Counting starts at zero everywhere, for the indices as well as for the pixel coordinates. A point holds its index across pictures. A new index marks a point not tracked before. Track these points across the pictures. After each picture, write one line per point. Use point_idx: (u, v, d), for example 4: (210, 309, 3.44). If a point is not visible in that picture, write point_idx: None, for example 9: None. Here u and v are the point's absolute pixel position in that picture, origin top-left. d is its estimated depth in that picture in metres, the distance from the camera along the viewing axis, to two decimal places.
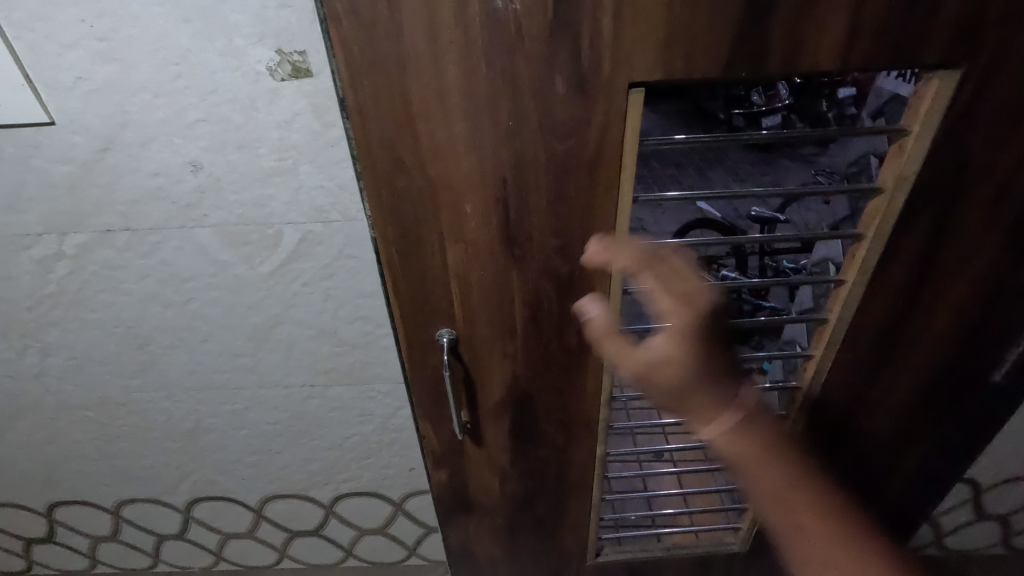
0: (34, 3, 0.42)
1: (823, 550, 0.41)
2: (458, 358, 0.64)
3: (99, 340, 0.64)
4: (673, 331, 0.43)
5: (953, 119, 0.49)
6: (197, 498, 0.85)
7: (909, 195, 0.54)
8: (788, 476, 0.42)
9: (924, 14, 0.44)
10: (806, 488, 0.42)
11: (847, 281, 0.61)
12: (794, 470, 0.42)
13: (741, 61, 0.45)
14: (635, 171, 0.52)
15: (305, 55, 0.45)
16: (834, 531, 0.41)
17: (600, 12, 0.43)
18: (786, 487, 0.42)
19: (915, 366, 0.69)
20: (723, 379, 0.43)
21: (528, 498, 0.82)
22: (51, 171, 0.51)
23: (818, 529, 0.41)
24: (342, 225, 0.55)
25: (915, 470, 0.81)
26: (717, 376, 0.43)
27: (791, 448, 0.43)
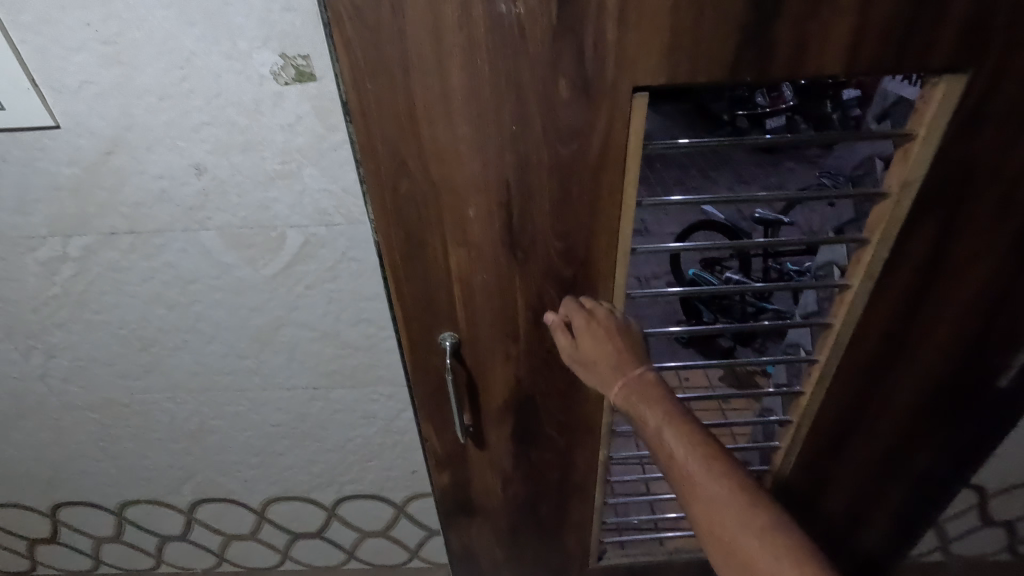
0: (40, 7, 0.42)
1: (695, 473, 0.46)
2: (460, 361, 0.64)
3: (103, 341, 0.65)
4: (582, 325, 0.56)
5: (960, 122, 0.49)
6: (200, 499, 0.85)
7: (915, 200, 0.54)
8: (668, 416, 0.49)
9: (932, 16, 0.43)
10: (686, 427, 0.48)
11: (852, 285, 0.61)
12: (674, 413, 0.49)
13: (746, 64, 0.45)
14: (638, 174, 0.51)
15: (309, 59, 0.45)
16: (707, 458, 0.46)
17: (604, 16, 0.43)
18: (665, 424, 0.49)
19: (921, 371, 0.68)
20: (620, 358, 0.54)
21: (531, 501, 0.82)
22: (57, 173, 0.51)
23: (693, 456, 0.47)
24: (345, 228, 0.55)
25: (920, 475, 0.80)
26: (614, 355, 0.54)
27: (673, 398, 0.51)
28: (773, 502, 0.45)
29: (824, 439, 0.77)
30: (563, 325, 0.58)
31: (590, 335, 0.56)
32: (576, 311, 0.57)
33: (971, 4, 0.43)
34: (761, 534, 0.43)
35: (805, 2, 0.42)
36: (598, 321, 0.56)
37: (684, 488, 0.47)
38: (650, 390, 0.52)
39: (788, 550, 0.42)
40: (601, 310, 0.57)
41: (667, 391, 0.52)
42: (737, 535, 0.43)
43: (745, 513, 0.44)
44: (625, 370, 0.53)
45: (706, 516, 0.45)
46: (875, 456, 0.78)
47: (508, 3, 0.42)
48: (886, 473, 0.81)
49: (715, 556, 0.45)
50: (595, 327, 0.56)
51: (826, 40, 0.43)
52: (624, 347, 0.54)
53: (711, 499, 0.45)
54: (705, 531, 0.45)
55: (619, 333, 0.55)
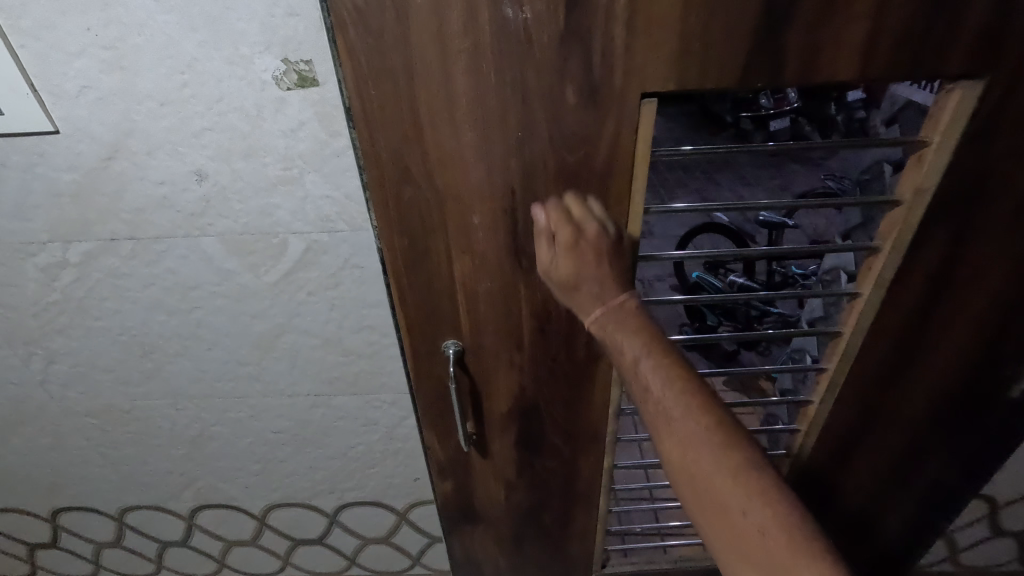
0: (38, 11, 0.42)
1: (673, 411, 0.42)
2: (464, 368, 0.64)
3: (103, 347, 0.64)
4: (566, 242, 0.48)
5: (975, 129, 0.48)
6: (201, 505, 0.84)
7: (928, 208, 0.53)
8: (648, 348, 0.44)
9: (949, 22, 0.42)
10: (665, 361, 0.44)
11: (863, 294, 0.60)
12: (654, 348, 0.44)
13: (756, 71, 0.44)
14: (646, 181, 0.50)
15: (311, 64, 0.44)
16: (685, 395, 0.42)
17: (613, 22, 0.42)
18: (643, 357, 0.44)
19: (931, 381, 0.67)
20: (604, 284, 0.47)
21: (535, 509, 0.81)
22: (57, 179, 0.51)
23: (671, 391, 0.43)
24: (348, 235, 0.54)
25: (929, 484, 0.79)
26: (599, 280, 0.47)
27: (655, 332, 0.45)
28: (748, 440, 0.42)
29: (832, 447, 0.76)
30: (545, 235, 0.50)
31: (573, 256, 0.48)
32: (561, 223, 0.49)
33: (987, 11, 0.42)
34: (734, 475, 0.40)
35: (819, 6, 0.41)
36: (587, 240, 0.49)
37: (657, 426, 0.43)
38: (632, 319, 0.46)
39: (760, 489, 0.40)
40: (591, 227, 0.49)
41: (648, 318, 0.47)
42: (710, 475, 0.41)
43: (721, 453, 0.41)
44: (607, 299, 0.47)
45: (680, 455, 0.42)
46: (884, 465, 0.77)
47: (515, 7, 0.41)
48: (895, 482, 0.80)
49: (683, 493, 0.43)
50: (582, 248, 0.48)
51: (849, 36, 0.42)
52: (611, 273, 0.48)
53: (687, 439, 0.41)
54: (677, 470, 0.42)
55: (607, 256, 0.49)
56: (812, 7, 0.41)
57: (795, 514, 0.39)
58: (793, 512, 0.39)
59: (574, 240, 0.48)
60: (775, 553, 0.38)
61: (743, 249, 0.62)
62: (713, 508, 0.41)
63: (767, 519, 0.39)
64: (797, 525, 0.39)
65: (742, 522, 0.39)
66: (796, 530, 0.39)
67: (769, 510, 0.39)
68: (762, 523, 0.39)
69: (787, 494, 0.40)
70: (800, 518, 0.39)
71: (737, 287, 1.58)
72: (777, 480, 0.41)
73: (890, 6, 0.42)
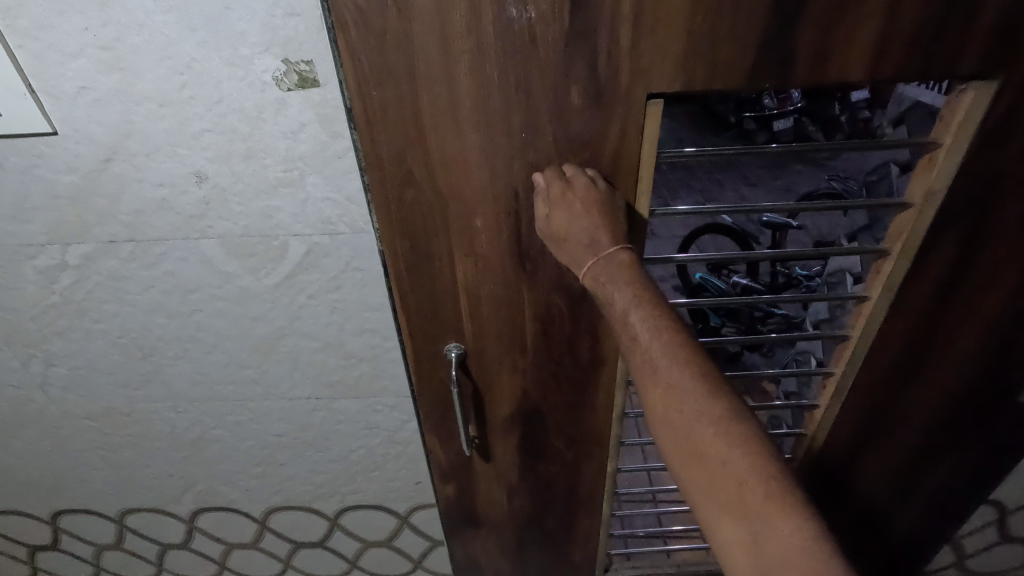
0: (35, 11, 0.41)
1: (660, 360, 0.42)
2: (466, 372, 0.63)
3: (103, 350, 0.63)
4: (556, 197, 0.47)
5: (987, 131, 0.47)
6: (201, 508, 0.84)
7: (939, 210, 0.52)
8: (639, 299, 0.44)
9: (962, 21, 0.42)
10: (655, 311, 0.44)
11: (871, 297, 0.59)
12: (644, 299, 0.44)
13: (764, 72, 0.44)
14: (651, 183, 0.50)
15: (312, 65, 0.43)
16: (674, 345, 0.42)
17: (619, 22, 0.41)
18: (633, 308, 0.44)
19: (940, 384, 0.66)
20: (595, 236, 0.46)
21: (537, 512, 0.80)
22: (55, 180, 0.50)
23: (658, 341, 0.43)
24: (349, 238, 0.53)
25: (937, 488, 0.78)
26: (590, 233, 0.46)
27: (648, 284, 0.45)
28: (735, 395, 0.42)
29: (838, 451, 0.75)
30: (539, 194, 0.48)
31: (564, 209, 0.46)
32: (554, 180, 0.47)
33: (1002, 11, 0.41)
34: (717, 425, 0.40)
35: (829, 5, 0.40)
36: (576, 194, 0.46)
37: (643, 374, 0.43)
38: (623, 271, 0.45)
39: (741, 440, 0.40)
40: (581, 181, 0.47)
41: (641, 272, 0.46)
42: (692, 423, 0.41)
43: (704, 403, 0.41)
44: (598, 249, 0.46)
45: (663, 403, 0.42)
46: (890, 468, 0.77)
47: (519, 7, 0.40)
48: (901, 485, 0.79)
49: (664, 441, 0.43)
50: (572, 201, 0.46)
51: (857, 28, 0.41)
52: (603, 225, 0.46)
53: (672, 387, 0.42)
54: (661, 418, 0.42)
55: (598, 209, 0.47)
56: (822, 7, 0.41)
57: (773, 466, 0.39)
58: (772, 465, 0.39)
59: (564, 194, 0.46)
60: (748, 499, 0.38)
61: (748, 252, 0.61)
62: (691, 455, 0.41)
63: (746, 468, 0.39)
64: (775, 476, 0.39)
65: (721, 470, 0.39)
66: (774, 481, 0.38)
67: (749, 460, 0.39)
68: (740, 471, 0.39)
69: (768, 447, 0.40)
70: (780, 472, 0.39)
71: (740, 288, 1.58)
72: (762, 436, 0.40)
73: (902, 5, 0.41)
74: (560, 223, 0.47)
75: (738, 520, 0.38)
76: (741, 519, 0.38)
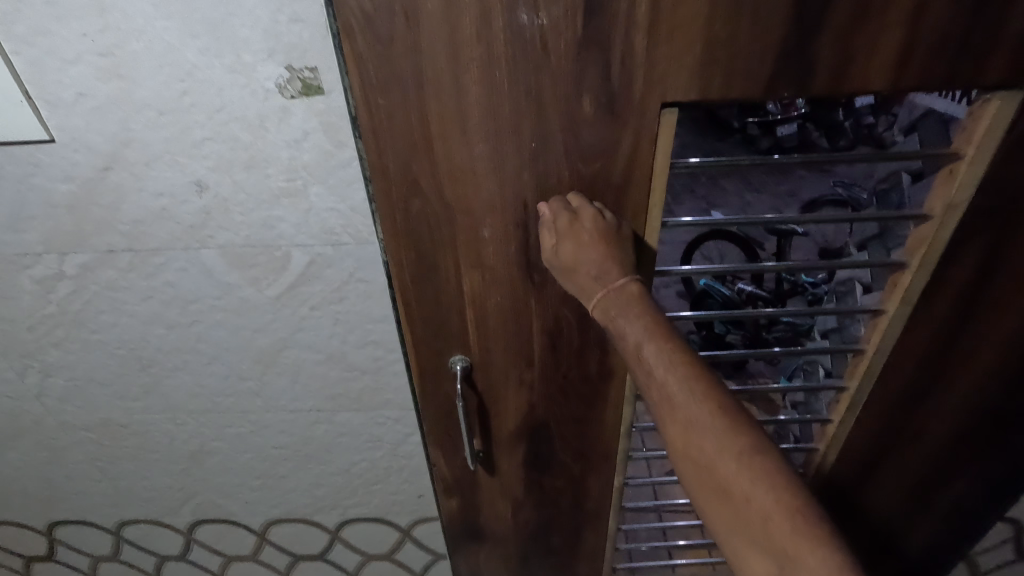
0: (34, 16, 0.40)
1: (676, 395, 0.41)
2: (471, 385, 0.62)
3: (100, 361, 0.62)
4: (565, 229, 0.46)
5: (1013, 141, 0.46)
6: (200, 520, 0.82)
7: (960, 223, 0.50)
8: (651, 332, 0.43)
9: (988, 31, 0.40)
10: (669, 345, 0.43)
11: (888, 311, 0.57)
12: (659, 334, 0.43)
13: (782, 82, 0.42)
14: (664, 195, 0.48)
15: (316, 72, 0.42)
16: (691, 380, 0.41)
17: (634, 28, 0.40)
18: (646, 342, 0.43)
19: (957, 401, 0.64)
20: (604, 268, 0.46)
21: (543, 527, 0.79)
22: (52, 189, 0.49)
23: (674, 375, 0.41)
24: (353, 248, 0.52)
25: (952, 507, 0.76)
26: (600, 263, 0.46)
27: (661, 320, 0.44)
28: (754, 425, 0.41)
29: (851, 468, 0.73)
30: (545, 223, 0.47)
31: (573, 242, 0.46)
32: (560, 210, 0.46)
33: None
34: (738, 458, 0.39)
35: (851, 12, 0.39)
36: (585, 227, 0.46)
37: (661, 408, 0.42)
38: (634, 304, 0.45)
39: (765, 475, 0.38)
40: (589, 212, 0.46)
41: (650, 302, 0.46)
42: (713, 459, 0.40)
43: (724, 437, 0.40)
44: (608, 281, 0.46)
45: (682, 438, 0.41)
46: (904, 484, 0.75)
47: (530, 13, 0.39)
48: (915, 504, 0.77)
49: (686, 475, 0.42)
50: (582, 235, 0.46)
51: (871, 42, 0.40)
52: (612, 259, 0.46)
53: (690, 422, 0.41)
54: (682, 454, 0.41)
55: (607, 243, 0.46)
56: (844, 15, 0.39)
57: (798, 499, 0.38)
58: (798, 496, 0.38)
59: (573, 225, 0.46)
60: (776, 534, 0.37)
61: (757, 264, 0.60)
62: (714, 491, 0.40)
63: (771, 504, 0.38)
64: (802, 510, 0.37)
65: (745, 505, 0.38)
66: (801, 516, 0.37)
67: (774, 495, 0.38)
68: (765, 507, 0.38)
69: (793, 481, 0.39)
70: (806, 505, 0.38)
71: (745, 294, 1.55)
72: (787, 469, 0.39)
73: (928, 12, 0.39)
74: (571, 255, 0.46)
75: (764, 554, 0.38)
76: (768, 553, 0.38)
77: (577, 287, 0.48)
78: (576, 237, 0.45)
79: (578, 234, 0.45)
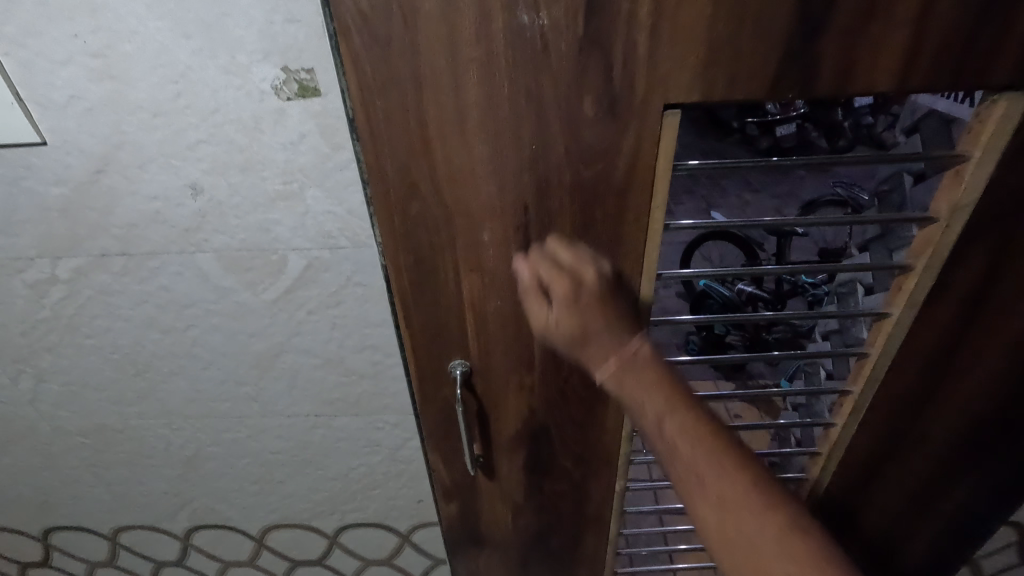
0: (24, 16, 0.39)
1: (706, 473, 0.40)
2: (471, 389, 0.61)
3: (95, 366, 0.61)
4: (563, 296, 0.47)
5: (1019, 143, 0.45)
6: (197, 525, 0.81)
7: (966, 225, 0.50)
8: (671, 405, 0.43)
9: (996, 32, 0.40)
10: (691, 417, 0.42)
11: (892, 314, 0.57)
12: (680, 406, 0.42)
13: (785, 85, 0.42)
14: (667, 198, 0.47)
15: (313, 73, 0.41)
16: (718, 454, 0.41)
17: (636, 29, 0.39)
18: (667, 417, 0.42)
19: (961, 405, 0.64)
20: (610, 333, 0.46)
21: (544, 533, 0.78)
22: (44, 192, 0.48)
23: (702, 451, 0.41)
24: (351, 252, 0.51)
25: (956, 512, 0.76)
26: (603, 329, 0.46)
27: (682, 389, 0.44)
28: (793, 502, 0.40)
29: (854, 472, 0.73)
30: (535, 287, 0.49)
31: (572, 307, 0.46)
32: (546, 267, 0.48)
33: None
34: (781, 538, 0.38)
35: (856, 12, 0.38)
36: (585, 291, 0.47)
37: (688, 486, 0.41)
38: (643, 371, 0.45)
39: (814, 559, 0.37)
40: (585, 274, 0.48)
41: (661, 366, 0.45)
42: (756, 542, 0.38)
43: (762, 517, 0.39)
44: (617, 347, 0.46)
45: (717, 520, 0.40)
46: (908, 490, 0.74)
47: (531, 13, 0.38)
48: (919, 509, 0.76)
49: (725, 560, 0.40)
50: (581, 300, 0.46)
51: (875, 43, 0.40)
52: (612, 322, 0.46)
53: (722, 501, 0.40)
54: (718, 537, 0.40)
55: (607, 305, 0.47)
56: (850, 16, 0.39)
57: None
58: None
59: (572, 291, 0.47)
60: None
61: (759, 266, 0.59)
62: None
63: None
64: None
65: None
66: None
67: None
68: None
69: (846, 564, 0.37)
70: None
71: (745, 295, 1.55)
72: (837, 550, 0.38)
73: (934, 11, 0.39)
74: (574, 323, 0.46)
75: None
76: None
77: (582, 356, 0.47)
78: (573, 304, 0.46)
79: (576, 299, 0.46)
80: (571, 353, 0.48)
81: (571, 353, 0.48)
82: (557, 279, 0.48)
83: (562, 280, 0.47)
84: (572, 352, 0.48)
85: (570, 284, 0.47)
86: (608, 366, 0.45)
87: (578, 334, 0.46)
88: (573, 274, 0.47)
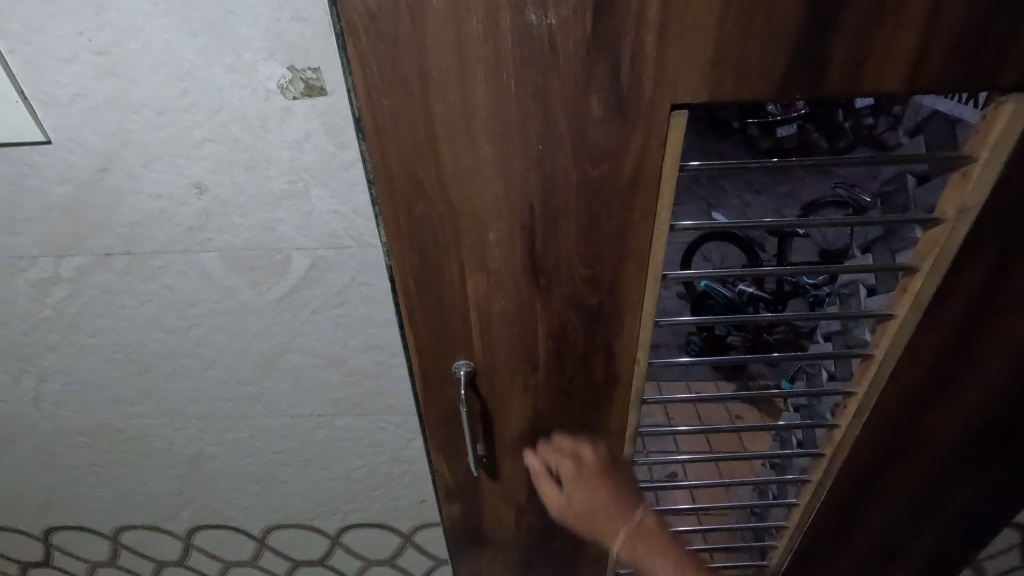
0: (29, 14, 0.39)
1: None
2: (474, 390, 0.61)
3: (98, 365, 0.61)
4: (570, 473, 0.62)
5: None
6: (198, 525, 0.81)
7: (973, 227, 0.50)
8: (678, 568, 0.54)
9: (1005, 33, 0.40)
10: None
11: (898, 315, 0.56)
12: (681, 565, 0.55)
13: (794, 85, 0.42)
14: (673, 198, 0.47)
15: (319, 72, 0.41)
16: None
17: (644, 29, 0.39)
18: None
19: (965, 407, 0.64)
20: (619, 502, 0.59)
21: (546, 533, 0.78)
22: (48, 191, 0.48)
23: None
24: (355, 251, 0.51)
25: (959, 513, 0.76)
26: (606, 504, 0.59)
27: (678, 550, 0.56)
28: None
29: (858, 474, 0.72)
30: (545, 474, 0.65)
31: (580, 489, 0.61)
32: (563, 459, 0.63)
33: None
34: None
35: (866, 12, 0.38)
36: (589, 470, 0.62)
37: None
38: (648, 534, 0.57)
39: None
40: (587, 451, 0.64)
41: (663, 535, 0.57)
42: None
43: None
44: (627, 517, 0.58)
45: None
46: (911, 492, 0.74)
47: (538, 13, 0.38)
48: (922, 511, 0.76)
49: None
50: (584, 478, 0.62)
51: (884, 42, 0.40)
52: (614, 498, 0.59)
53: None
54: None
55: (608, 477, 0.62)
56: (859, 15, 0.38)
57: None
58: None
59: (578, 455, 0.63)
60: None
61: (763, 267, 0.59)
62: None
63: None
64: None
65: None
66: None
67: None
68: None
69: None
70: None
71: (746, 296, 1.55)
72: None
73: (944, 11, 0.38)
74: (585, 496, 0.60)
75: None
76: None
77: (594, 525, 0.59)
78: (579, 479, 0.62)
79: (580, 475, 0.62)
80: (579, 525, 0.60)
81: (580, 527, 0.61)
82: (565, 459, 0.63)
83: (569, 456, 0.63)
84: (581, 527, 0.60)
85: (577, 460, 0.63)
86: (610, 526, 0.58)
87: (587, 507, 0.59)
88: (575, 457, 0.63)
